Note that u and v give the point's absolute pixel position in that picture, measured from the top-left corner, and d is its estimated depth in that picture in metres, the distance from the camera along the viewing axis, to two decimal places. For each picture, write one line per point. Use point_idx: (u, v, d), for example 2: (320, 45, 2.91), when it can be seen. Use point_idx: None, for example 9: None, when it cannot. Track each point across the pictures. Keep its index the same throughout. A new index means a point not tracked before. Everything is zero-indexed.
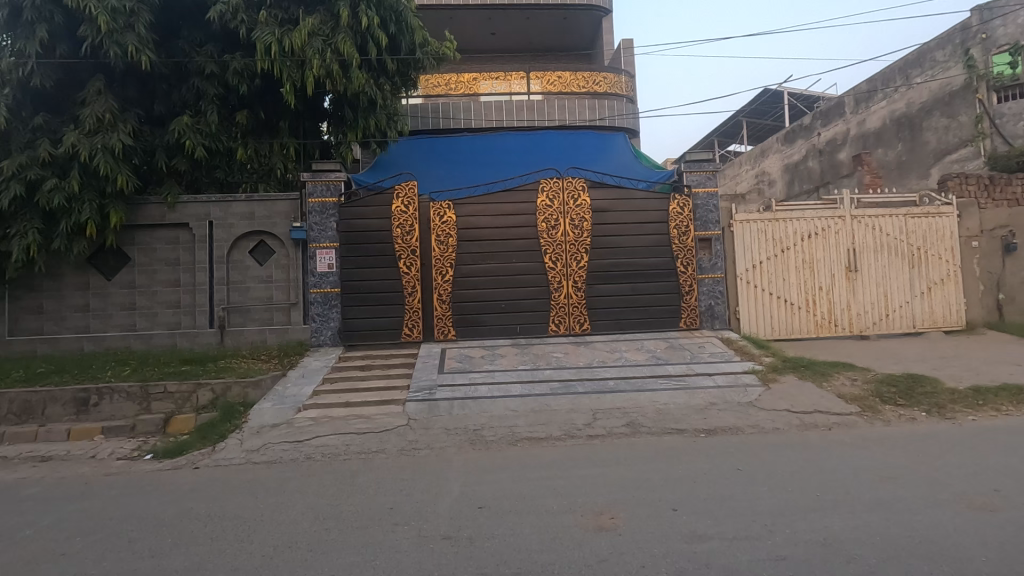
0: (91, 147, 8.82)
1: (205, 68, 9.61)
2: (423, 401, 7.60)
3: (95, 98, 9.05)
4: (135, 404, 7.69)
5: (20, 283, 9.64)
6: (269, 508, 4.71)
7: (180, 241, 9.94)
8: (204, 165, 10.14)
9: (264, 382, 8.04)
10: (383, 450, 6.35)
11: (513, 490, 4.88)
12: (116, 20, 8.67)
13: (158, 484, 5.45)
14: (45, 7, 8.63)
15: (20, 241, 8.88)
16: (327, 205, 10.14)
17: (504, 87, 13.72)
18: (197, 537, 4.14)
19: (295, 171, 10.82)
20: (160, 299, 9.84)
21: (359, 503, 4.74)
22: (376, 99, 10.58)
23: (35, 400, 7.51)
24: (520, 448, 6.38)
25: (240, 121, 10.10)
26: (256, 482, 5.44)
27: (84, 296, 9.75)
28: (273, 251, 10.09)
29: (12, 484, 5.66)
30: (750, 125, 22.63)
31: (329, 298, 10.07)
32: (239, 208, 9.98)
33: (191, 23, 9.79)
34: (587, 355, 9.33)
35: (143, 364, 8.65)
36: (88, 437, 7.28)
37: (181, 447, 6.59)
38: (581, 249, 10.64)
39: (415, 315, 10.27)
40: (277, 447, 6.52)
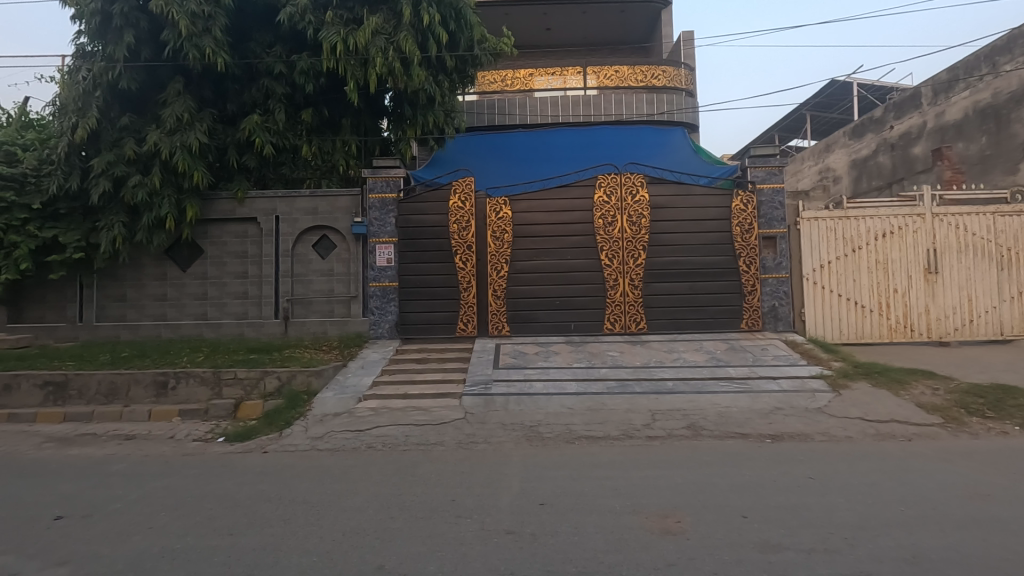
0: (171, 145, 9.37)
1: (274, 68, 10.01)
2: (479, 395, 7.69)
3: (175, 98, 9.58)
4: (208, 388, 8.04)
5: (106, 273, 10.33)
6: (336, 494, 4.86)
7: (248, 234, 10.39)
8: (271, 162, 10.62)
9: (326, 371, 8.30)
10: (442, 442, 6.42)
11: (575, 489, 4.83)
12: (195, 24, 9.16)
13: (232, 466, 5.74)
14: (132, 14, 9.20)
15: (107, 234, 9.61)
16: (387, 201, 10.35)
17: (559, 83, 13.64)
18: (270, 518, 4.30)
19: (356, 167, 11.08)
20: (229, 290, 10.33)
21: (422, 494, 4.80)
22: (435, 96, 10.71)
23: (119, 382, 8.00)
24: (578, 445, 6.31)
25: (305, 119, 10.46)
26: (322, 469, 5.61)
27: (161, 286, 10.34)
28: (335, 245, 10.40)
29: (101, 459, 6.08)
30: (815, 119, 21.63)
31: (387, 292, 10.26)
32: (303, 203, 10.33)
33: (261, 25, 10.21)
34: (644, 355, 9.16)
35: (214, 351, 9.10)
36: (167, 419, 7.72)
37: (250, 432, 6.89)
38: (639, 247, 10.45)
39: (470, 310, 10.37)
40: (339, 435, 6.71)
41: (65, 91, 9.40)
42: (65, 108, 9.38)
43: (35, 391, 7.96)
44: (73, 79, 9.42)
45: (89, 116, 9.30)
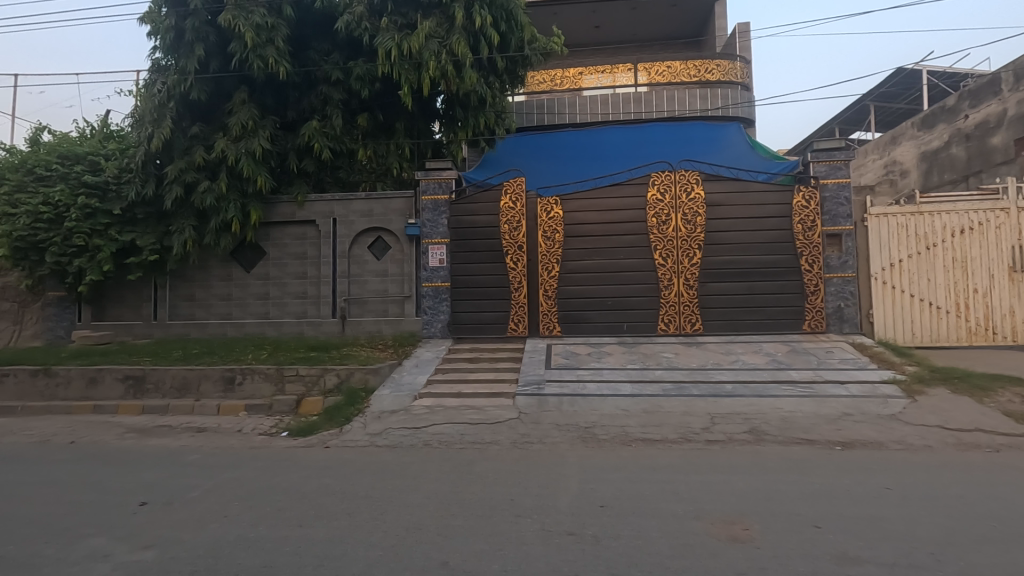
0: (237, 152, 9.83)
1: (332, 75, 10.34)
2: (533, 395, 7.69)
3: (240, 107, 10.03)
4: (272, 384, 8.37)
5: (177, 274, 10.92)
6: (396, 490, 4.96)
7: (307, 236, 10.76)
8: (329, 166, 10.99)
9: (382, 369, 8.50)
10: (497, 441, 6.44)
11: (634, 492, 4.75)
12: (260, 35, 9.57)
13: (296, 460, 5.96)
14: (202, 28, 9.69)
15: (179, 237, 10.17)
16: (439, 203, 10.49)
17: (609, 81, 13.45)
18: (336, 512, 4.43)
19: (410, 170, 11.30)
20: (290, 290, 10.73)
21: (480, 493, 4.84)
22: (486, 98, 10.79)
23: (191, 377, 8.44)
24: (634, 448, 6.20)
25: (360, 124, 10.77)
26: (381, 465, 5.74)
27: (227, 287, 10.85)
28: (389, 246, 10.64)
29: (177, 450, 6.43)
30: (879, 110, 20.52)
31: (439, 292, 10.39)
32: (358, 206, 10.62)
33: (320, 34, 10.57)
34: (700, 357, 8.92)
35: (277, 349, 9.48)
36: (234, 413, 8.09)
37: (312, 427, 7.14)
38: (694, 246, 10.19)
39: (521, 310, 10.38)
40: (397, 432, 6.86)
41: (143, 104, 10.00)
42: (142, 119, 9.97)
43: (116, 384, 8.50)
44: (150, 92, 10.01)
45: (164, 126, 9.86)
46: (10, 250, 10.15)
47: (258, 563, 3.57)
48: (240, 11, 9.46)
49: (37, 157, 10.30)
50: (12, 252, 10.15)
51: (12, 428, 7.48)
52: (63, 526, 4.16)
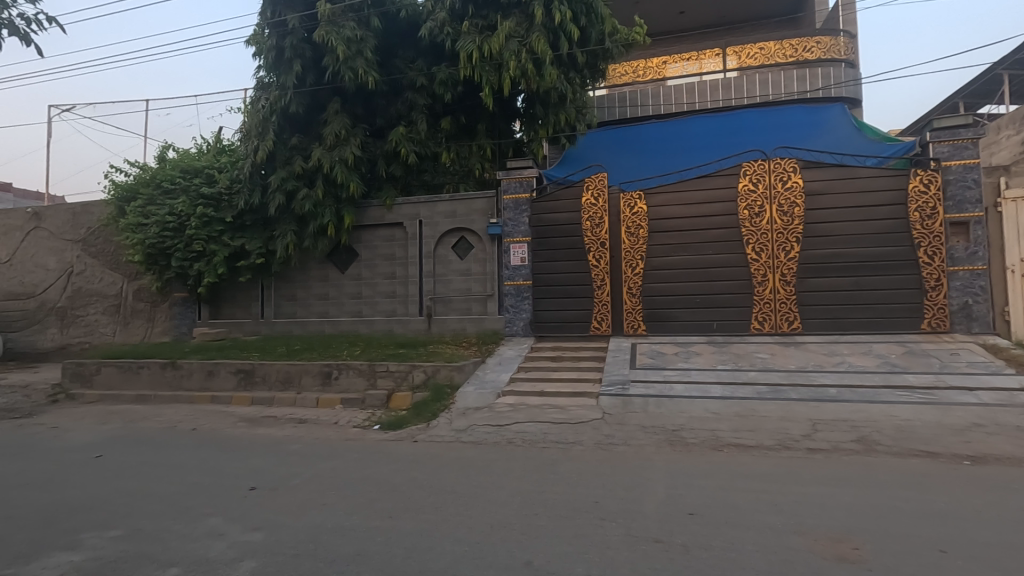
0: (331, 160, 10.44)
1: (417, 81, 10.71)
2: (617, 396, 7.51)
3: (334, 117, 10.63)
4: (364, 379, 8.80)
5: (280, 276, 11.79)
6: (481, 486, 5.03)
7: (396, 238, 11.22)
8: (415, 170, 11.40)
9: (466, 367, 8.68)
10: (581, 441, 6.35)
11: (726, 500, 4.50)
12: (350, 48, 10.08)
13: (387, 453, 6.23)
14: (299, 45, 10.35)
15: (282, 241, 10.98)
16: (520, 201, 10.54)
17: (695, 68, 12.88)
18: (424, 505, 4.58)
19: (491, 170, 11.49)
20: (380, 290, 11.25)
21: (563, 493, 4.79)
22: (566, 94, 10.70)
23: (293, 371, 9.06)
24: (726, 453, 5.87)
25: (444, 127, 11.09)
26: (467, 460, 5.86)
27: (324, 287, 11.57)
28: (472, 246, 10.85)
29: (282, 439, 6.94)
30: (1013, 79, 18.07)
31: (521, 291, 10.44)
32: (442, 207, 10.92)
33: (405, 42, 10.98)
34: (799, 358, 8.31)
35: (369, 346, 9.97)
36: (331, 406, 8.59)
37: (401, 422, 7.43)
38: (791, 239, 9.53)
39: (605, 308, 10.21)
40: (481, 429, 6.97)
41: (249, 119, 10.84)
42: (249, 133, 10.83)
43: (230, 377, 9.32)
44: (255, 108, 10.84)
45: (267, 139, 10.64)
46: (143, 256, 11.43)
47: (353, 551, 3.75)
48: (332, 26, 10.00)
49: (165, 172, 11.61)
50: (145, 258, 11.43)
51: (146, 414, 8.42)
52: (186, 506, 4.61)
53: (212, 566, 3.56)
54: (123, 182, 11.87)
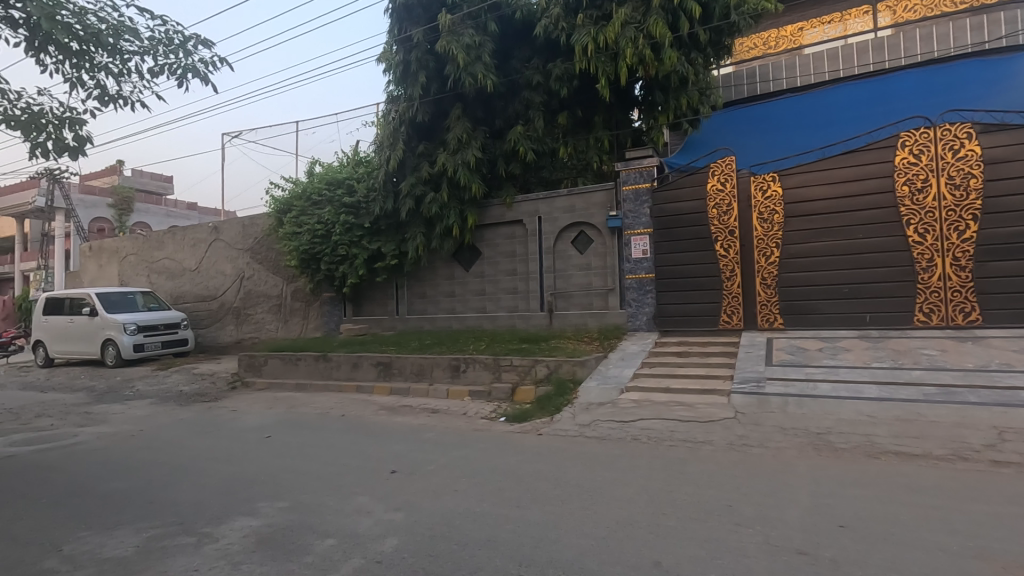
0: (455, 164, 10.94)
1: (533, 80, 10.87)
2: (751, 394, 7.02)
3: (456, 122, 11.11)
4: (490, 372, 9.11)
5: (412, 275, 12.63)
6: (607, 482, 4.99)
7: (516, 235, 11.51)
8: (533, 167, 11.61)
9: (589, 362, 8.65)
10: (711, 441, 6.04)
11: (886, 514, 4.01)
12: (470, 54, 10.46)
13: (513, 444, 6.42)
14: (424, 57, 10.89)
15: (413, 243, 11.77)
16: (640, 192, 10.28)
17: (838, 31, 11.56)
18: (550, 497, 4.65)
19: (609, 162, 11.43)
20: (503, 286, 11.60)
21: (693, 494, 4.60)
22: (688, 76, 10.16)
23: (425, 364, 9.67)
24: (884, 461, 5.23)
25: (560, 122, 11.16)
26: (591, 456, 5.84)
27: (451, 285, 12.19)
28: (592, 240, 10.76)
29: (418, 427, 7.46)
30: None
31: (644, 284, 10.16)
32: (561, 202, 10.97)
33: (521, 42, 11.15)
34: (978, 355, 7.15)
35: (494, 341, 10.34)
36: (461, 398, 9.06)
37: (526, 415, 7.61)
38: (966, 217, 8.37)
39: (736, 301, 9.63)
40: (605, 424, 6.91)
41: (382, 131, 11.66)
42: (382, 144, 11.67)
43: (371, 368, 10.18)
44: (386, 120, 11.62)
45: (397, 148, 11.35)
46: (299, 261, 12.88)
47: (484, 536, 3.93)
48: (453, 35, 10.44)
49: (313, 185, 12.95)
50: (300, 262, 12.89)
51: (304, 401, 9.52)
52: (339, 484, 5.14)
53: (361, 540, 3.93)
54: (281, 196, 13.44)
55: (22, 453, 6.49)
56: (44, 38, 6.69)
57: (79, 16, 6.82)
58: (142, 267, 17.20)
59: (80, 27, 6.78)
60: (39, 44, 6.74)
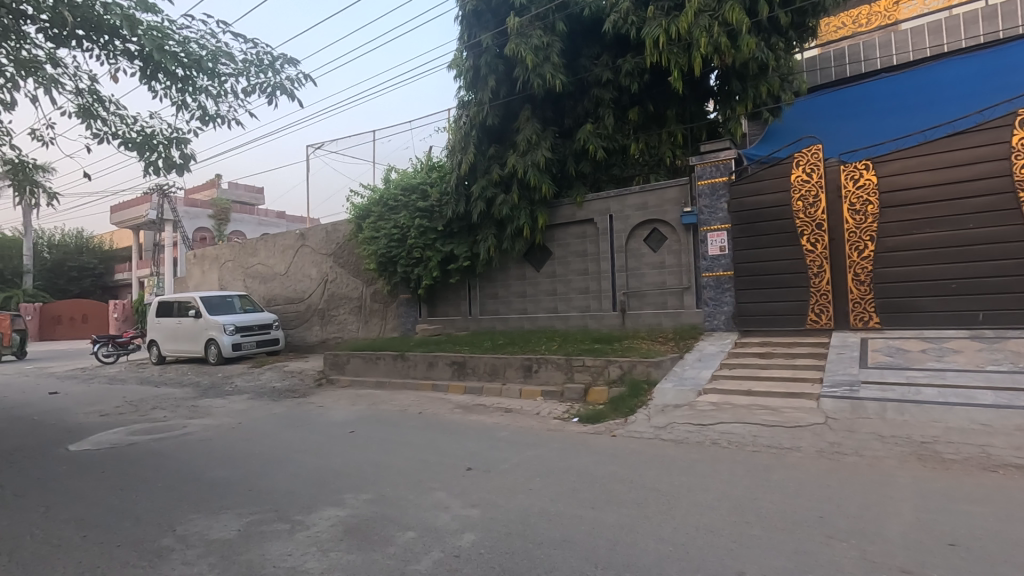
0: (525, 165, 10.97)
1: (602, 77, 10.76)
2: (844, 398, 6.56)
3: (525, 124, 11.16)
4: (563, 373, 9.09)
5: (484, 276, 12.85)
6: (686, 487, 4.84)
7: (586, 234, 11.42)
8: (604, 164, 11.51)
9: (664, 363, 8.42)
10: (799, 448, 5.70)
11: (1006, 535, 3.62)
12: (539, 55, 10.47)
13: (587, 445, 6.38)
14: (493, 61, 11.01)
15: (484, 245, 11.95)
16: (717, 186, 9.88)
17: (941, 2, 10.53)
18: (626, 500, 4.58)
19: (683, 156, 11.17)
20: (574, 286, 11.55)
21: (780, 503, 4.37)
22: (768, 62, 9.81)
23: (497, 364, 9.81)
24: (1003, 475, 4.72)
25: (632, 118, 11.01)
26: (668, 459, 5.69)
27: (522, 285, 12.28)
28: (666, 237, 10.51)
29: (492, 426, 7.57)
30: None
31: (722, 282, 9.77)
32: (633, 200, 10.77)
33: (590, 40, 11.07)
34: None
35: (566, 341, 10.32)
36: (533, 398, 9.10)
37: (599, 416, 7.53)
38: None
39: (824, 299, 9.03)
40: (682, 427, 6.70)
41: (454, 136, 11.87)
42: (453, 149, 11.89)
43: (446, 368, 10.46)
44: (458, 125, 11.84)
45: (468, 152, 11.52)
46: (377, 264, 13.46)
47: (559, 536, 3.93)
48: (521, 37, 10.47)
49: (390, 192, 13.45)
50: (378, 266, 13.47)
51: (384, 398, 9.93)
52: (418, 479, 5.33)
53: (440, 534, 4.05)
54: (360, 203, 14.08)
55: (141, 442, 7.23)
56: (155, 67, 7.41)
57: (183, 45, 7.49)
58: (238, 272, 18.63)
59: (184, 55, 7.47)
60: (151, 73, 7.49)
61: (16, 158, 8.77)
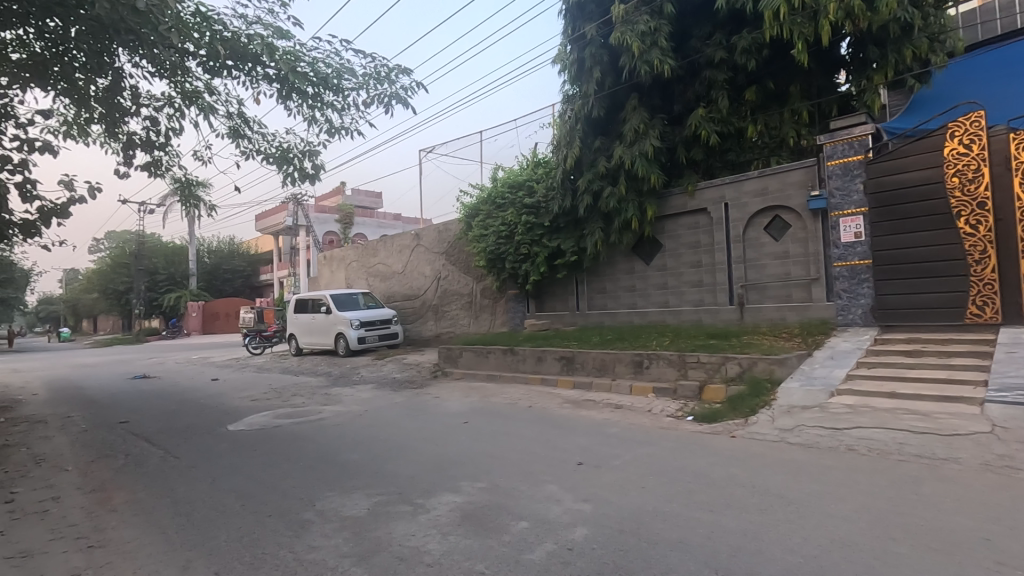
0: (632, 155, 10.64)
1: (715, 57, 10.18)
2: (1014, 404, 5.66)
3: (632, 113, 10.83)
4: (676, 369, 8.76)
5: (592, 271, 12.74)
6: (817, 495, 4.46)
7: (699, 225, 10.90)
8: (718, 150, 10.90)
9: (789, 360, 7.84)
10: (957, 459, 5.00)
11: None
12: (646, 41, 10.12)
13: (702, 445, 6.10)
14: (598, 52, 10.82)
15: (591, 239, 11.80)
16: (850, 166, 8.94)
17: None
18: (748, 505, 4.32)
19: (809, 135, 10.29)
20: (686, 280, 11.08)
21: (933, 520, 3.87)
22: (912, 22, 8.80)
23: (607, 360, 9.68)
24: None
25: (749, 98, 10.32)
26: (795, 464, 5.27)
27: (631, 279, 12.01)
28: (789, 225, 9.75)
29: (603, 422, 7.50)
30: None
31: (858, 272, 8.86)
32: (751, 186, 10.09)
33: (701, 19, 10.50)
34: None
35: (679, 336, 9.93)
36: (644, 394, 8.84)
37: (716, 415, 7.15)
38: None
39: (989, 289, 7.83)
40: (811, 431, 6.16)
41: (559, 131, 11.82)
42: (559, 144, 11.82)
43: (555, 362, 10.51)
44: (563, 120, 11.76)
45: (574, 146, 11.40)
46: (486, 261, 13.83)
47: (676, 537, 3.81)
48: (627, 25, 10.19)
49: (497, 189, 13.72)
50: (487, 262, 13.83)
51: (495, 391, 10.23)
52: (530, 471, 5.43)
53: (553, 526, 4.10)
54: (470, 202, 14.56)
55: (285, 425, 8.09)
56: (290, 88, 8.24)
57: (313, 65, 8.24)
58: (361, 271, 20.17)
59: (313, 74, 8.21)
60: (286, 93, 8.34)
61: (184, 176, 10.21)
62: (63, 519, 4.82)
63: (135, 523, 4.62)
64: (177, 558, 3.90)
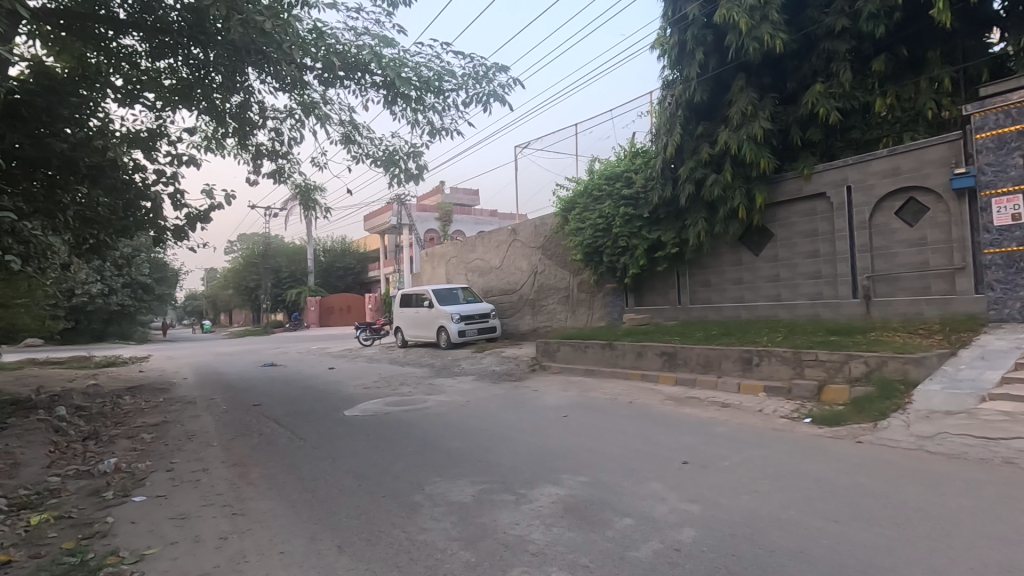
0: (739, 139, 10.02)
1: (836, 26, 9.32)
2: None
3: (739, 95, 10.18)
4: (790, 367, 8.15)
5: (695, 263, 12.18)
6: (966, 512, 3.95)
7: (817, 211, 10.03)
8: (839, 128, 9.95)
9: (927, 360, 7.01)
10: None
11: None
12: (754, 16, 9.46)
13: (822, 449, 5.64)
14: (701, 33, 10.29)
15: (694, 230, 11.25)
16: (1006, 137, 7.91)
17: None
18: (880, 517, 3.93)
19: (951, 105, 8.95)
20: (802, 271, 10.25)
21: None
22: None
23: (712, 356, 9.21)
24: None
25: (876, 69, 9.32)
26: (937, 475, 4.71)
27: (738, 271, 11.33)
28: (927, 208, 8.68)
29: (709, 421, 7.18)
30: None
31: (1015, 259, 7.81)
32: (879, 166, 9.11)
33: None
34: None
35: (793, 332, 9.21)
36: (754, 393, 8.30)
37: (838, 418, 6.56)
38: None
39: None
40: (956, 439, 5.46)
41: (659, 119, 11.39)
42: (659, 132, 11.40)
43: (655, 358, 10.19)
44: (663, 107, 11.32)
45: (675, 133, 10.93)
46: (583, 254, 13.70)
47: (795, 546, 3.56)
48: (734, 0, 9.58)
49: (594, 182, 13.50)
50: (584, 256, 13.69)
51: (593, 386, 10.14)
52: (632, 468, 5.32)
53: (659, 525, 3.98)
54: (566, 196, 14.47)
55: (394, 412, 8.59)
56: (395, 93, 8.68)
57: (415, 70, 8.61)
58: (460, 267, 20.85)
59: (417, 79, 8.59)
60: (392, 98, 8.79)
61: (303, 181, 11.12)
62: (212, 488, 5.47)
63: (270, 496, 5.12)
64: (305, 529, 4.28)
